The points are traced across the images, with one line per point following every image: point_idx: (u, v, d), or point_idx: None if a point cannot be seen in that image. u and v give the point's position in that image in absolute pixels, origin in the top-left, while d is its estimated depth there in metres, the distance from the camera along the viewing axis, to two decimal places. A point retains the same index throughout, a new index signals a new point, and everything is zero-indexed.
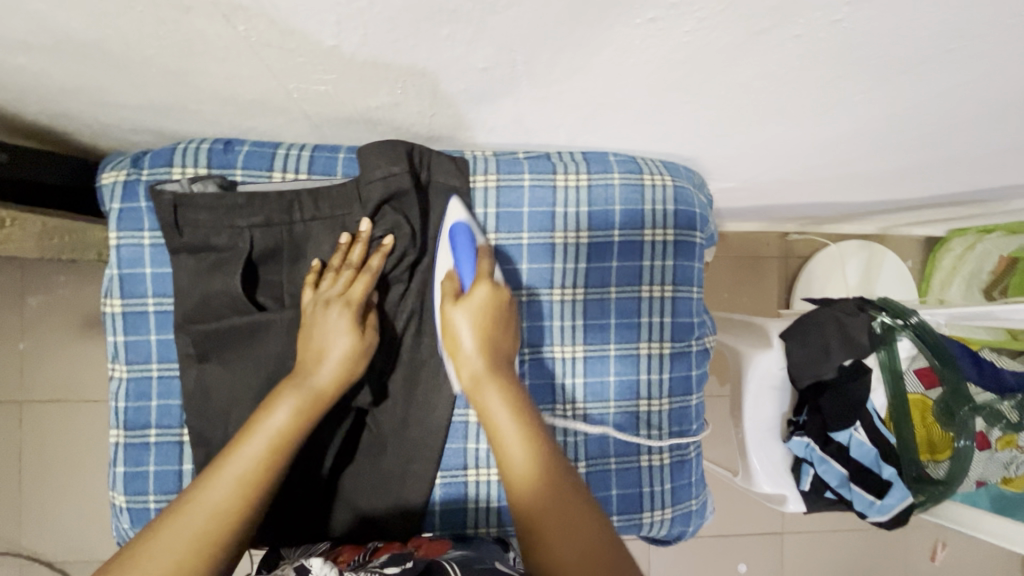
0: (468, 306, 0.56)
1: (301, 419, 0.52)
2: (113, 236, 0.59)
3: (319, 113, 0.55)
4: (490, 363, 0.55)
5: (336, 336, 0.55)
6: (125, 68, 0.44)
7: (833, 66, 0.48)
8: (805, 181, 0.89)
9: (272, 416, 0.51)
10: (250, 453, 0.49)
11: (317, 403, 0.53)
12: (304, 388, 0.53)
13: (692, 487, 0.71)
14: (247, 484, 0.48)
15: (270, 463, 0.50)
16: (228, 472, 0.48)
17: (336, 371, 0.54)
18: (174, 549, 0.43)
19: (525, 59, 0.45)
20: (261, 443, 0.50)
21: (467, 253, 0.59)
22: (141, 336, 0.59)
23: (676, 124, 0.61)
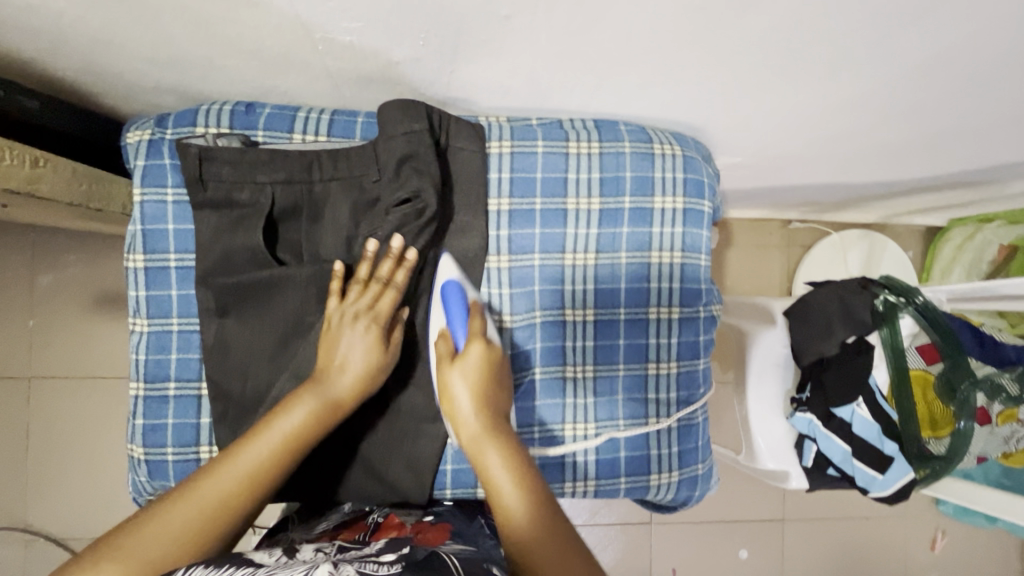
0: (463, 367, 0.57)
1: (313, 423, 0.54)
2: (136, 192, 0.60)
3: (341, 69, 0.57)
4: (489, 416, 0.55)
5: (358, 355, 0.57)
6: (160, 11, 0.47)
7: (838, 19, 0.50)
8: (807, 159, 0.91)
9: (287, 418, 0.53)
10: (261, 449, 0.51)
11: (331, 412, 0.55)
12: (322, 395, 0.55)
13: (699, 452, 0.71)
14: (252, 485, 0.50)
15: (278, 464, 0.52)
16: (237, 468, 0.50)
17: (354, 384, 0.57)
18: (168, 533, 0.45)
19: (543, 8, 0.47)
20: (274, 444, 0.52)
21: (459, 309, 0.60)
22: (163, 291, 0.61)
23: (687, 85, 0.62)
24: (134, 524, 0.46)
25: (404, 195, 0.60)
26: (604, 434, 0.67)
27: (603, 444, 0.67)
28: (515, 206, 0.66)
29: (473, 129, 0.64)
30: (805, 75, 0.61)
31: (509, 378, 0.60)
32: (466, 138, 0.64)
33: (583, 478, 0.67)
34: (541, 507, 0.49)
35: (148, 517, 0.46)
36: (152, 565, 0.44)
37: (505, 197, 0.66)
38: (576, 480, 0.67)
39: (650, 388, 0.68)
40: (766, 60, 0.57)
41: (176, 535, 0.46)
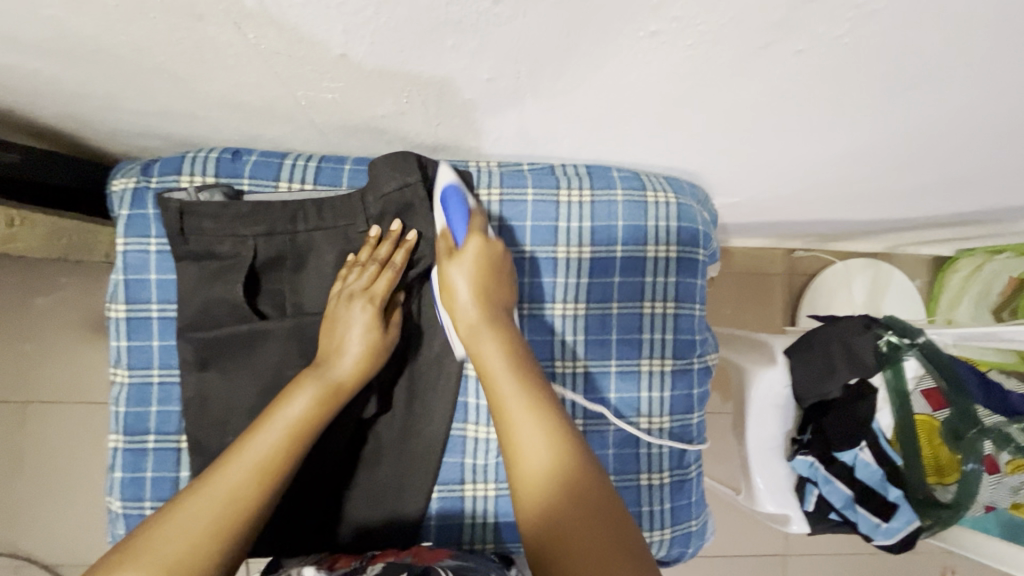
0: (463, 262, 0.55)
1: (317, 407, 0.53)
2: (119, 241, 0.60)
3: (325, 121, 0.56)
4: (488, 313, 0.55)
5: (357, 333, 0.56)
6: (138, 72, 0.46)
7: (834, 80, 0.48)
8: (806, 198, 0.89)
9: (290, 403, 0.52)
10: (266, 439, 0.50)
11: (336, 394, 0.54)
12: (325, 378, 0.54)
13: (693, 507, 0.68)
14: (263, 472, 0.49)
15: (284, 453, 0.50)
16: (246, 457, 0.49)
17: (356, 366, 0.55)
18: (187, 533, 0.44)
19: (528, 70, 0.45)
20: (278, 431, 0.51)
21: (455, 205, 0.57)
22: (144, 342, 0.60)
23: (679, 135, 0.60)
24: (146, 535, 0.44)
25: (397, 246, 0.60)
26: None
27: None
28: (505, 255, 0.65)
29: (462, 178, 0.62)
30: (803, 127, 0.59)
31: (511, 269, 0.59)
32: None
33: None
34: (547, 410, 0.50)
35: (161, 527, 0.45)
36: (175, 563, 0.42)
37: None
38: None
39: (642, 443, 0.65)
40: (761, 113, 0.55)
41: (194, 536, 0.44)
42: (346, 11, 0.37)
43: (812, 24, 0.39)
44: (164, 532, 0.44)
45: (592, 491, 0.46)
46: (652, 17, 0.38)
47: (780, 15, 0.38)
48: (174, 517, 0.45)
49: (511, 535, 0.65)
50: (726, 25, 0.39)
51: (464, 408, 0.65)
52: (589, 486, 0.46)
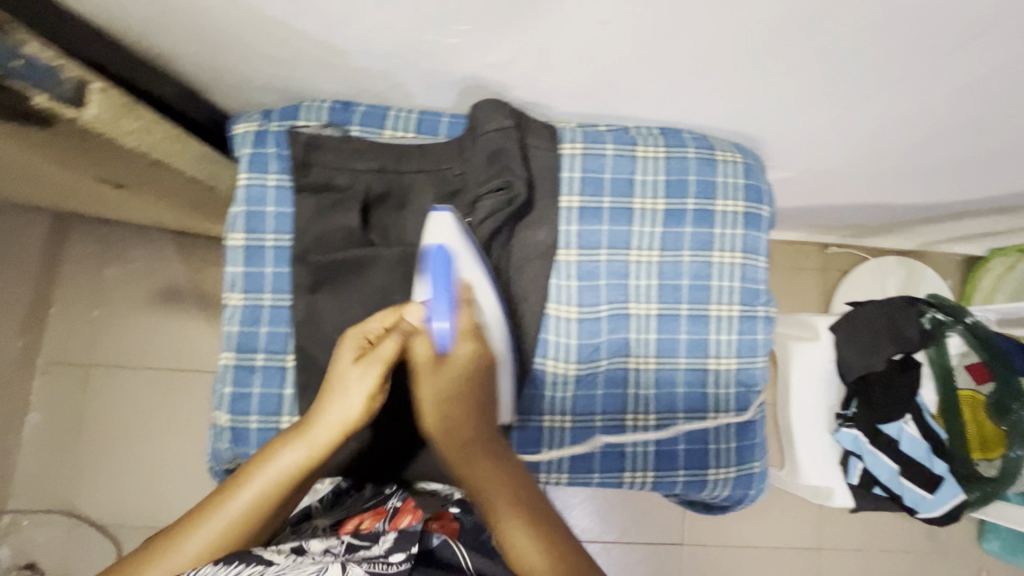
0: (442, 372, 0.61)
1: (303, 463, 0.55)
2: (242, 177, 0.66)
3: (436, 70, 0.62)
4: (484, 443, 0.61)
5: (353, 382, 0.58)
6: (296, 11, 0.53)
7: (914, 27, 0.53)
8: (853, 178, 0.94)
9: (280, 454, 0.55)
10: (250, 490, 0.53)
11: (320, 451, 0.56)
12: (305, 439, 0.56)
13: (757, 449, 0.72)
14: (234, 531, 0.52)
15: (264, 509, 0.53)
16: (217, 518, 0.52)
17: (335, 423, 0.57)
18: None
19: (642, 11, 0.51)
20: (265, 483, 0.54)
21: (443, 277, 0.58)
22: (258, 268, 0.66)
23: (754, 93, 0.66)
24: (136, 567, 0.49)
25: (494, 186, 0.64)
26: (663, 426, 0.69)
27: (661, 436, 0.69)
28: (586, 202, 0.71)
29: (550, 132, 0.69)
30: (871, 85, 0.65)
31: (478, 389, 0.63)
32: (540, 137, 0.68)
33: (642, 468, 0.69)
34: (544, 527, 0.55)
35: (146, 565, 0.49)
36: None
37: (575, 194, 0.71)
38: (636, 470, 0.69)
39: (710, 381, 0.70)
40: (835, 66, 0.61)
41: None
42: None
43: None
44: None
45: None
46: None
47: None
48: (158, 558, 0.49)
49: (584, 466, 0.69)
50: None
51: (545, 344, 0.69)
52: None
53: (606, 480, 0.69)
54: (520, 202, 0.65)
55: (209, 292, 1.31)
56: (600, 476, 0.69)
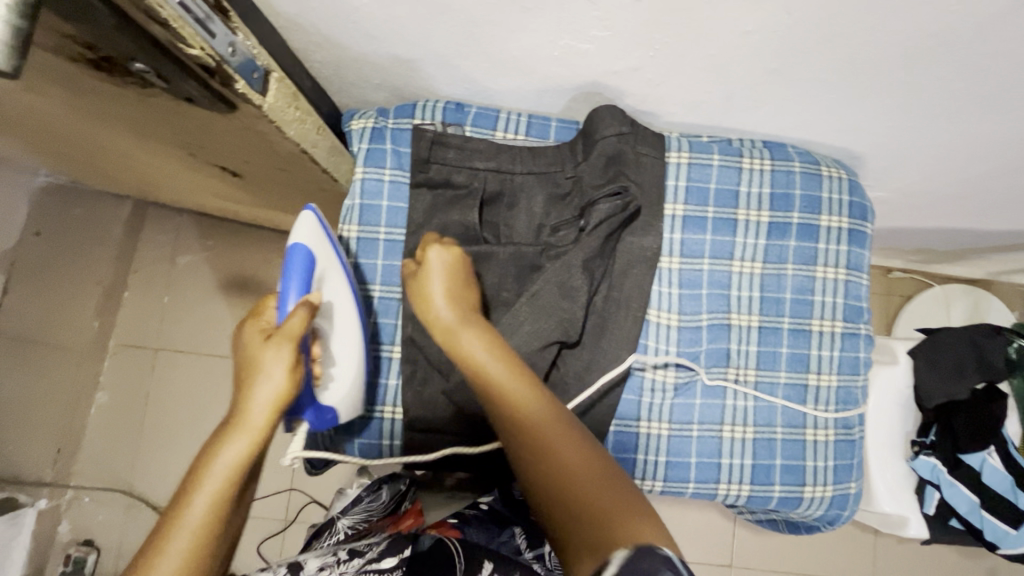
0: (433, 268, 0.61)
1: (249, 451, 0.51)
2: (359, 170, 0.71)
3: (557, 76, 0.63)
4: (464, 317, 0.58)
5: (272, 368, 0.53)
6: (440, 13, 0.54)
7: None
8: (943, 201, 0.92)
9: (220, 453, 0.50)
10: (203, 498, 0.48)
11: (263, 434, 0.52)
12: (244, 429, 0.51)
13: (853, 470, 0.71)
14: (204, 533, 0.47)
15: (222, 514, 0.48)
16: (184, 525, 0.47)
17: (270, 407, 0.52)
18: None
19: (790, 24, 0.52)
20: (215, 485, 0.49)
21: (302, 283, 0.57)
22: (370, 260, 0.70)
23: (873, 111, 0.66)
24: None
25: (611, 191, 0.67)
26: (761, 439, 0.69)
27: (759, 449, 0.69)
28: (690, 212, 0.72)
29: (658, 140, 0.69)
30: (999, 108, 0.64)
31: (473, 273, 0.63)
32: (649, 145, 0.69)
33: (738, 481, 0.69)
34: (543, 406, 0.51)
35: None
36: None
37: (680, 203, 0.71)
38: (732, 482, 0.69)
39: (810, 397, 0.70)
40: (967, 89, 0.60)
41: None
42: None
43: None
44: None
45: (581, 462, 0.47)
46: None
47: None
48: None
49: (681, 475, 0.69)
50: None
51: (645, 349, 0.69)
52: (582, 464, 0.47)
53: (700, 491, 0.70)
54: (635, 207, 0.68)
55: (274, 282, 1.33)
56: (695, 486, 0.69)
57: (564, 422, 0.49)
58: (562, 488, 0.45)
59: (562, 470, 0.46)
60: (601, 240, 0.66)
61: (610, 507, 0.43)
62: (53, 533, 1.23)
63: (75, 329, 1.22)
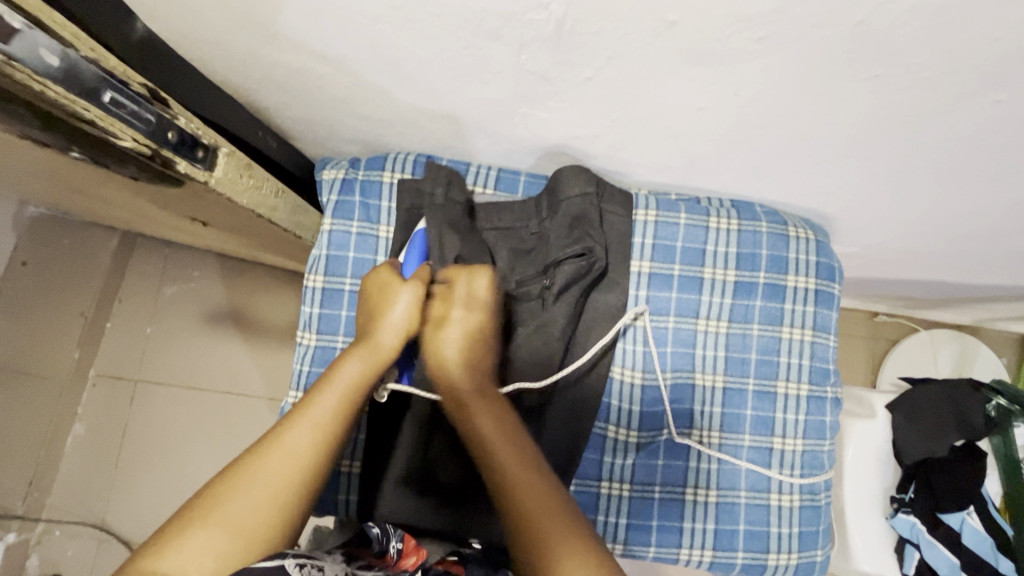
0: (448, 328, 0.63)
1: (367, 372, 0.58)
2: (327, 222, 0.72)
3: (521, 137, 0.64)
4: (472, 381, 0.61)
5: (398, 305, 0.62)
6: (401, 81, 0.54)
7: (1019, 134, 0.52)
8: (921, 255, 0.91)
9: (345, 368, 0.57)
10: (324, 404, 0.55)
11: (381, 361, 0.60)
12: (371, 348, 0.60)
13: (819, 536, 0.70)
14: (325, 429, 0.53)
15: (337, 423, 0.54)
16: (309, 417, 0.54)
17: (395, 337, 0.61)
18: (263, 494, 0.49)
19: (741, 106, 0.52)
20: (335, 396, 0.56)
21: (416, 259, 0.68)
22: (334, 311, 0.71)
23: (835, 179, 0.66)
24: (219, 489, 0.49)
25: (575, 252, 0.68)
26: (724, 503, 0.69)
27: (722, 513, 0.69)
28: (655, 269, 0.72)
29: (624, 199, 0.70)
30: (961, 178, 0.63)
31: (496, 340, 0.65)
32: (615, 203, 0.70)
33: (700, 546, 0.69)
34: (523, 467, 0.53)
35: (229, 489, 0.49)
36: (265, 505, 0.48)
37: (645, 260, 0.72)
38: (694, 547, 0.69)
39: (775, 461, 0.70)
40: (927, 163, 0.60)
41: (266, 497, 0.49)
42: (622, 41, 0.44)
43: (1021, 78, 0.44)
44: (241, 491, 0.48)
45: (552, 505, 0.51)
46: (882, 64, 0.44)
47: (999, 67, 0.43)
48: (246, 475, 0.49)
49: (642, 538, 0.69)
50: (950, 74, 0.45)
51: (607, 409, 0.70)
52: (546, 501, 0.51)
53: (662, 555, 0.69)
54: (601, 267, 0.69)
55: (258, 316, 1.34)
56: (656, 550, 0.69)
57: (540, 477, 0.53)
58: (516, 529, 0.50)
59: (524, 515, 0.50)
60: (572, 302, 0.68)
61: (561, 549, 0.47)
62: (21, 567, 1.20)
63: (55, 361, 1.21)
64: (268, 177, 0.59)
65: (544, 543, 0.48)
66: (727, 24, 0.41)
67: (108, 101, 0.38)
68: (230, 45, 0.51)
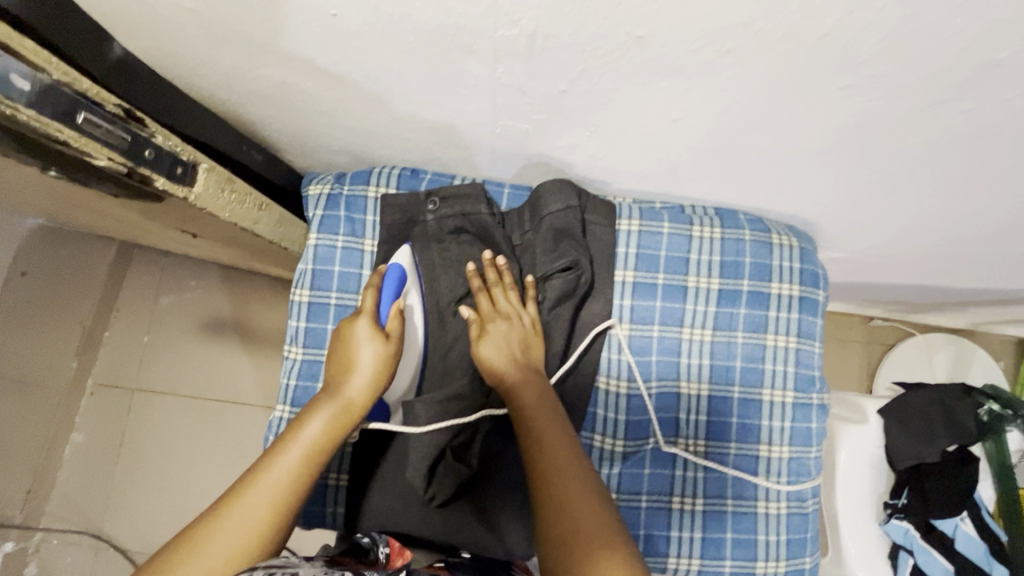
0: (493, 337, 0.65)
1: (332, 428, 0.56)
2: (312, 237, 0.73)
3: (503, 148, 0.65)
4: (520, 377, 0.63)
5: (362, 361, 0.60)
6: (381, 94, 0.55)
7: (989, 142, 0.53)
8: (910, 260, 0.91)
9: (307, 427, 0.56)
10: (284, 464, 0.53)
11: (348, 417, 0.58)
12: (338, 399, 0.58)
13: (807, 544, 0.71)
14: (279, 499, 0.52)
15: (295, 488, 0.53)
16: (266, 480, 0.52)
17: (365, 390, 0.59)
18: (215, 560, 0.48)
19: (715, 117, 0.52)
20: (296, 454, 0.54)
21: (392, 292, 0.66)
22: (320, 324, 0.72)
23: (815, 188, 0.66)
24: (169, 559, 0.48)
25: (563, 266, 0.69)
26: (711, 511, 0.69)
27: (709, 521, 0.69)
28: (640, 278, 0.72)
29: (607, 209, 0.71)
30: (940, 186, 0.63)
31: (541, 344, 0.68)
32: (598, 214, 0.71)
33: (688, 555, 0.69)
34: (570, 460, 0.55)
35: (182, 558, 0.48)
36: (216, 571, 0.48)
37: (630, 269, 0.72)
38: (681, 556, 0.69)
39: (762, 468, 0.70)
40: (904, 171, 0.60)
41: (221, 564, 0.48)
42: (593, 54, 0.45)
43: (987, 89, 0.45)
44: (193, 555, 0.48)
45: (590, 502, 0.52)
46: (849, 75, 0.45)
47: (963, 78, 0.44)
48: (196, 547, 0.48)
49: None
50: (919, 88, 0.45)
51: (593, 419, 0.70)
52: (586, 502, 0.52)
53: (650, 564, 0.69)
54: (587, 279, 0.70)
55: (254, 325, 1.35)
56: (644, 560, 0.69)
57: (582, 476, 0.54)
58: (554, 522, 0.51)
59: (569, 512, 0.51)
60: (562, 316, 0.70)
61: (591, 548, 0.48)
62: None
63: (52, 372, 1.19)
64: (250, 190, 0.64)
65: (579, 538, 0.49)
66: (693, 38, 0.41)
67: (82, 123, 0.43)
68: (212, 61, 0.52)
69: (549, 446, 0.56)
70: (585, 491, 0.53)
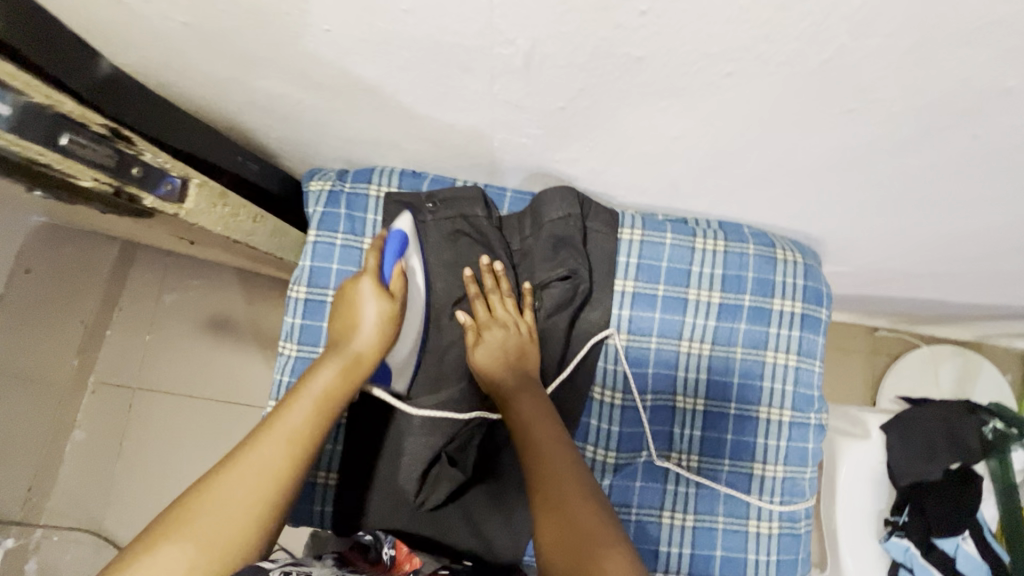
0: (489, 344, 0.65)
1: (343, 380, 0.57)
2: (311, 233, 0.72)
3: (503, 159, 0.64)
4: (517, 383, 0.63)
5: (369, 321, 0.61)
6: (378, 106, 0.54)
7: (997, 165, 0.52)
8: (919, 274, 0.89)
9: (316, 378, 0.56)
10: (294, 417, 0.54)
11: (358, 367, 0.59)
12: (348, 354, 0.59)
13: (799, 564, 0.70)
14: (293, 445, 0.52)
15: (307, 440, 0.53)
16: (278, 430, 0.52)
17: (374, 341, 0.60)
18: (231, 506, 0.48)
19: (716, 135, 0.51)
20: (307, 406, 0.55)
21: (394, 252, 0.65)
22: (316, 321, 0.71)
23: (818, 204, 0.65)
24: (186, 507, 0.48)
25: (561, 275, 0.69)
26: (702, 528, 0.69)
27: (700, 538, 0.68)
28: (640, 289, 0.71)
29: (608, 217, 0.70)
30: (945, 205, 0.62)
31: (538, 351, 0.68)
32: (598, 222, 0.70)
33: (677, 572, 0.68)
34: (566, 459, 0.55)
35: (196, 507, 0.48)
36: (234, 518, 0.48)
37: (630, 280, 0.71)
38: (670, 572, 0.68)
39: (756, 487, 0.69)
40: (910, 190, 0.59)
41: (239, 511, 0.48)
42: (591, 74, 0.44)
43: (994, 115, 0.44)
44: (210, 497, 0.48)
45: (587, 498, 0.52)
46: (853, 97, 0.43)
47: (970, 104, 0.43)
48: (211, 494, 0.48)
49: None
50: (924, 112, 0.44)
51: (586, 430, 0.70)
52: (584, 498, 0.52)
53: None
54: (585, 288, 0.70)
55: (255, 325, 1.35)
56: None
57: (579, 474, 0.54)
58: (554, 516, 0.51)
59: (568, 508, 0.51)
60: (559, 324, 0.70)
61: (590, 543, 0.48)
62: None
63: (53, 366, 1.19)
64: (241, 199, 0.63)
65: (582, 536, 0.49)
66: (693, 60, 0.41)
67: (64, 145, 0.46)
68: (208, 72, 0.51)
69: (545, 445, 0.57)
70: (583, 487, 0.53)
